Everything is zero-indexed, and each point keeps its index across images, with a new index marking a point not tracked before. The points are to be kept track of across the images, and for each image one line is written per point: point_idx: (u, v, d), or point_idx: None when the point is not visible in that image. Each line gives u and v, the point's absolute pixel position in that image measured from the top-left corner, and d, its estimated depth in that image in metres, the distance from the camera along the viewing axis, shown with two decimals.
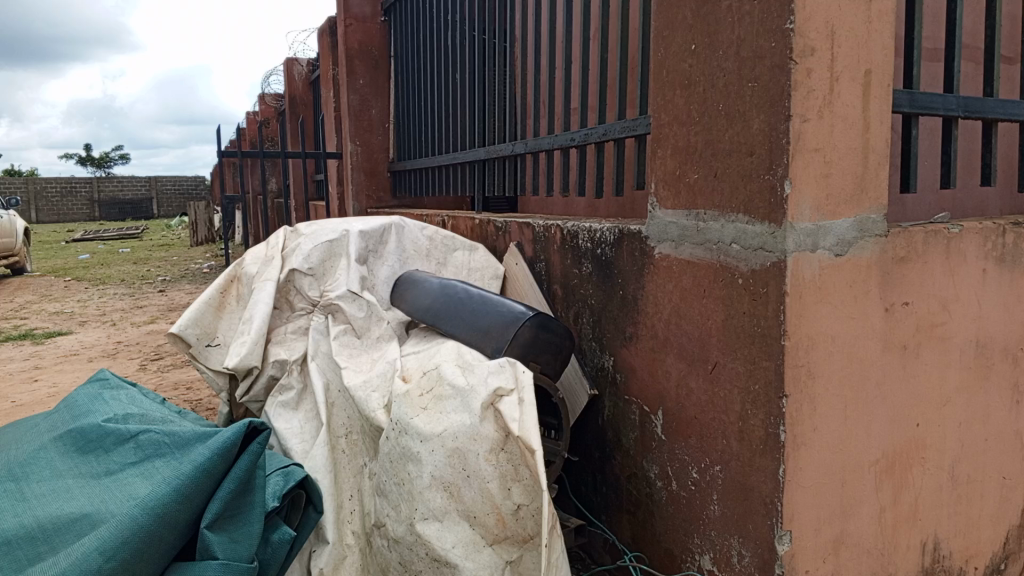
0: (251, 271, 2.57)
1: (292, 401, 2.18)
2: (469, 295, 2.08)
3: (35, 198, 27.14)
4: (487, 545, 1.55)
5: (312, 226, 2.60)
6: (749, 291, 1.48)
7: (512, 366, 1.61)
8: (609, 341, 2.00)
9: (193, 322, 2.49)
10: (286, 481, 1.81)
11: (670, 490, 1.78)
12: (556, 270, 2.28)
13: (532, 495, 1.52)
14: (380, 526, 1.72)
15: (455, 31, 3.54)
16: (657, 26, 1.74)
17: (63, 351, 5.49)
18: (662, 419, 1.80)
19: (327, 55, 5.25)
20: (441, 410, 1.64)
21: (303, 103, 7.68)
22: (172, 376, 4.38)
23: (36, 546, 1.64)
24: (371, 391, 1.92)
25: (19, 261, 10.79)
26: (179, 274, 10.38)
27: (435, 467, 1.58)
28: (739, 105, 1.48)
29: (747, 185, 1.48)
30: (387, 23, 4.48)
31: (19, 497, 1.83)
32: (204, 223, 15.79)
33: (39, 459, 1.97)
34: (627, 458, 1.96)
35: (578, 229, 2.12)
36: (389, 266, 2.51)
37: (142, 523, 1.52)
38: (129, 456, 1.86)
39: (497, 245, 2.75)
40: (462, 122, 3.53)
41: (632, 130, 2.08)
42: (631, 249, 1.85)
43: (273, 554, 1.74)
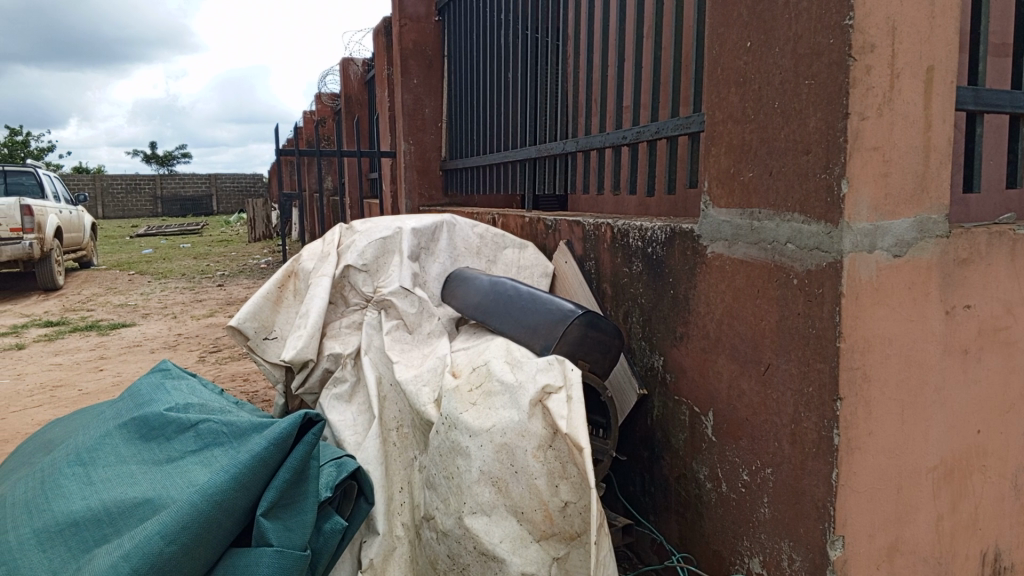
0: (307, 267, 2.64)
1: (345, 394, 2.23)
2: (518, 292, 2.09)
3: (102, 195, 28.16)
4: (535, 540, 1.56)
5: (366, 223, 2.66)
6: (803, 291, 1.46)
7: (560, 364, 1.63)
8: (659, 340, 1.99)
9: (252, 315, 2.56)
10: (339, 472, 1.85)
11: (720, 492, 1.77)
12: (606, 269, 2.28)
13: (580, 492, 1.52)
14: (429, 519, 1.75)
15: (508, 29, 3.56)
16: (711, 23, 1.73)
17: (127, 342, 5.68)
18: (712, 421, 1.78)
19: (382, 55, 5.33)
20: (490, 405, 1.66)
21: (358, 102, 7.82)
22: (230, 369, 4.51)
23: (102, 528, 1.72)
24: (422, 385, 1.95)
25: (87, 254, 11.22)
26: (237, 269, 10.65)
27: (484, 462, 1.60)
28: (795, 103, 1.46)
29: (804, 184, 1.46)
30: (441, 23, 4.53)
31: (87, 481, 1.91)
32: (262, 220, 16.17)
33: (105, 444, 2.05)
34: (677, 458, 1.95)
35: (628, 228, 2.12)
36: (441, 262, 2.54)
37: (201, 508, 1.57)
38: (189, 444, 1.93)
39: (546, 243, 2.76)
40: (514, 120, 3.55)
41: (686, 127, 2.07)
42: (682, 248, 1.84)
43: (325, 543, 1.79)
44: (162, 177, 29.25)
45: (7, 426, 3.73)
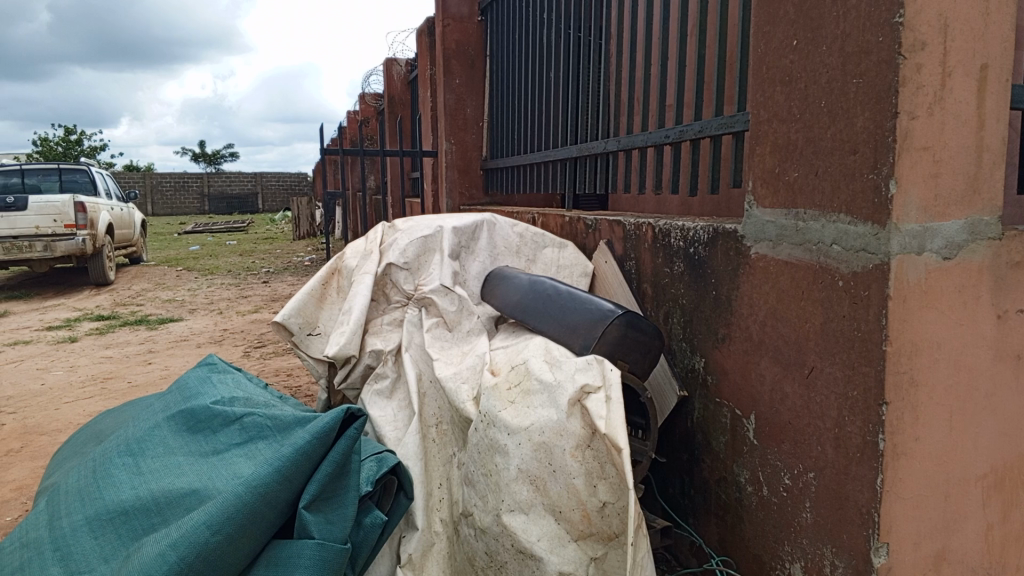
0: (351, 264, 2.68)
1: (386, 390, 2.26)
2: (557, 292, 2.09)
3: (151, 193, 28.85)
4: (572, 540, 1.56)
5: (408, 221, 2.69)
6: (849, 294, 1.44)
7: (599, 364, 1.63)
8: (700, 342, 1.98)
9: (296, 311, 2.60)
10: (379, 467, 1.88)
11: (761, 495, 1.75)
12: (646, 269, 2.27)
13: (619, 493, 1.52)
14: (467, 516, 1.76)
15: (550, 28, 3.56)
16: (756, 21, 1.71)
17: (175, 336, 5.82)
18: (754, 424, 1.76)
19: (425, 55, 5.38)
20: (529, 404, 1.67)
21: (401, 102, 7.90)
22: (274, 364, 4.59)
23: (151, 517, 1.76)
24: (461, 382, 1.96)
25: (136, 251, 11.51)
26: (282, 266, 10.82)
27: (522, 460, 1.60)
28: (843, 102, 1.44)
29: (851, 184, 1.43)
30: (483, 23, 4.55)
31: (136, 471, 1.96)
32: (305, 217, 16.39)
33: (154, 436, 2.10)
34: (717, 461, 1.93)
35: (670, 227, 2.11)
36: (480, 261, 2.56)
37: (245, 500, 1.61)
38: (234, 437, 1.97)
39: (586, 243, 2.76)
40: (555, 119, 3.55)
41: (730, 126, 2.05)
42: (725, 248, 1.83)
43: (365, 536, 1.81)
44: (209, 175, 29.85)
45: (61, 416, 3.85)
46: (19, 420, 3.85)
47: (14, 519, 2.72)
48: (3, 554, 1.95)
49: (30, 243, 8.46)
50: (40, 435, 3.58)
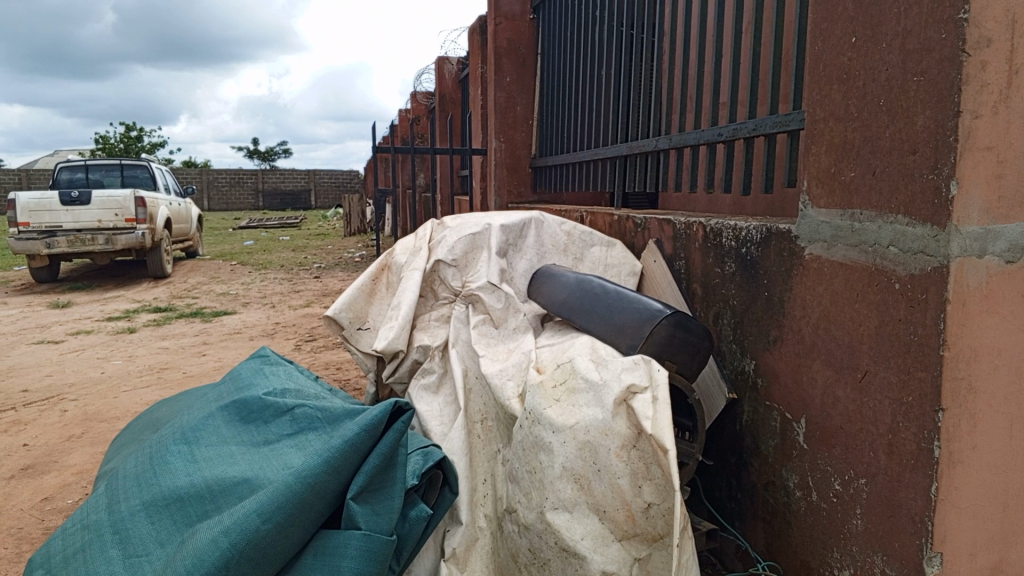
0: (400, 261, 2.72)
1: (433, 385, 2.28)
2: (605, 291, 2.08)
3: (208, 189, 29.58)
4: (616, 540, 1.56)
5: (457, 218, 2.71)
6: (906, 297, 1.40)
7: (647, 364, 1.61)
8: (751, 343, 1.95)
9: (347, 306, 2.65)
10: (425, 461, 1.89)
11: (810, 501, 1.72)
12: (696, 269, 2.25)
13: (664, 494, 1.51)
14: (511, 512, 1.76)
15: (602, 25, 3.55)
16: (814, 18, 1.68)
17: (228, 329, 5.95)
18: (805, 428, 1.73)
19: (476, 54, 5.40)
20: (574, 402, 1.67)
21: (452, 100, 7.97)
22: (324, 357, 4.67)
23: (205, 505, 1.81)
24: (507, 379, 1.97)
25: (192, 244, 11.83)
26: (333, 262, 11.00)
27: (567, 459, 1.60)
28: (902, 101, 1.41)
29: (909, 184, 1.40)
30: (535, 21, 4.55)
31: (191, 459, 2.02)
32: (357, 214, 16.61)
33: (208, 424, 2.16)
34: (766, 465, 1.90)
35: (722, 227, 2.08)
36: (528, 259, 2.57)
37: (295, 489, 1.64)
38: (285, 428, 2.02)
39: (635, 242, 2.74)
40: (605, 117, 3.54)
41: (785, 125, 2.01)
42: (778, 248, 1.80)
43: (410, 529, 1.83)
44: (263, 172, 30.46)
45: (119, 404, 3.97)
46: (80, 406, 3.98)
47: (74, 502, 2.82)
48: (65, 535, 2.02)
49: (93, 236, 8.74)
50: (100, 422, 3.70)
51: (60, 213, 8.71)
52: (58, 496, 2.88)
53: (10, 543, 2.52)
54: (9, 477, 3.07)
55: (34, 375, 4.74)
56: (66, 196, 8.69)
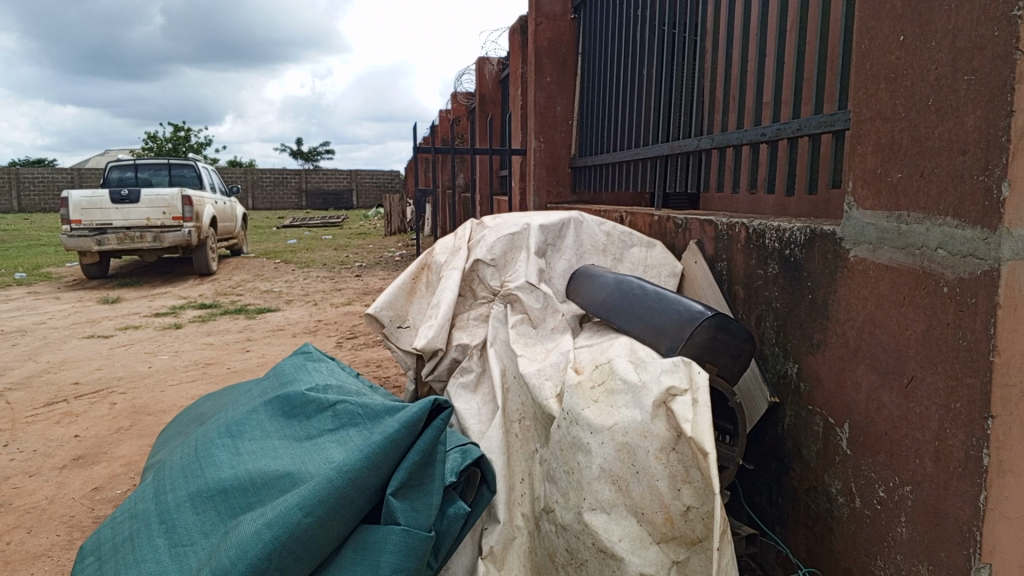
0: (440, 260, 2.74)
1: (471, 383, 2.30)
2: (644, 292, 2.07)
3: (252, 188, 30.11)
4: (654, 542, 1.55)
5: (496, 219, 2.73)
6: (954, 301, 1.37)
7: (687, 366, 1.59)
8: (794, 347, 1.92)
9: (388, 304, 2.68)
10: (464, 458, 1.91)
11: (853, 507, 1.69)
12: (738, 270, 2.22)
13: (704, 497, 1.50)
14: (549, 511, 1.76)
15: (644, 25, 3.53)
16: (860, 17, 1.66)
17: (271, 326, 6.06)
18: (848, 433, 1.71)
19: (517, 54, 5.41)
20: (613, 404, 1.66)
21: (492, 101, 8.00)
22: (365, 354, 4.72)
23: (247, 497, 1.85)
24: (545, 379, 1.97)
25: (237, 243, 12.06)
26: (373, 260, 11.11)
27: (605, 460, 1.60)
28: (952, 100, 1.38)
29: (958, 186, 1.37)
30: (577, 21, 4.54)
31: (235, 453, 2.06)
32: (397, 213, 16.75)
33: (252, 419, 2.20)
34: (808, 470, 1.87)
35: (765, 228, 2.06)
36: (567, 259, 2.57)
37: (336, 484, 1.66)
38: (327, 424, 2.05)
39: (676, 243, 2.72)
40: (646, 117, 3.52)
41: (830, 125, 1.98)
42: (823, 250, 1.77)
43: (449, 526, 1.84)
44: (306, 172, 30.91)
45: (166, 398, 4.07)
46: (128, 400, 4.09)
47: (123, 493, 2.89)
48: (113, 524, 2.08)
49: (142, 234, 8.96)
50: (147, 415, 3.80)
51: (111, 211, 8.94)
52: (107, 486, 2.96)
53: (62, 531, 2.60)
54: (61, 467, 3.16)
55: (85, 368, 4.88)
56: (116, 195, 8.92)
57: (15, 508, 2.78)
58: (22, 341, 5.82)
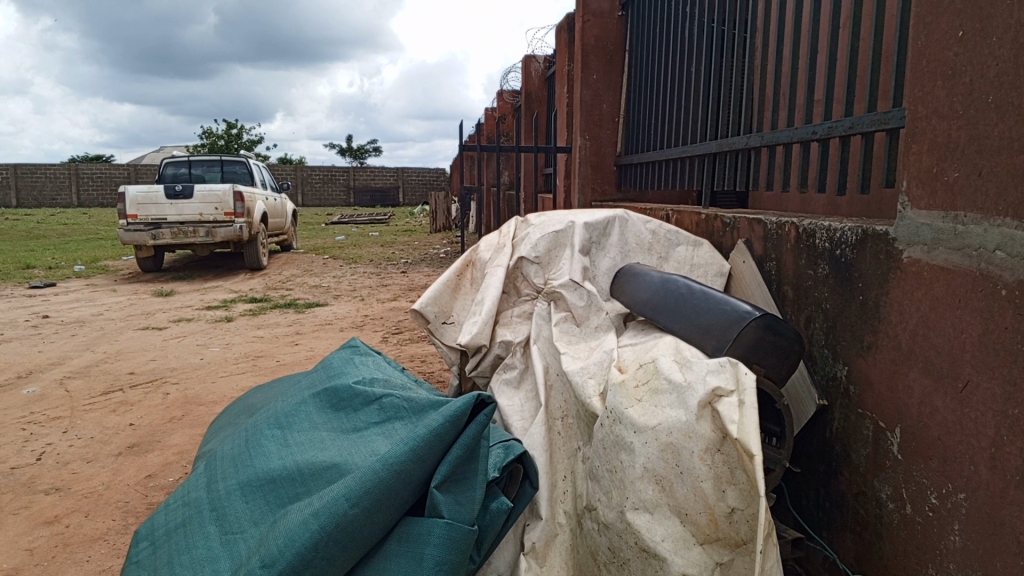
0: (484, 257, 2.76)
1: (514, 379, 2.31)
2: (690, 291, 2.05)
3: (300, 185, 30.61)
4: (698, 543, 1.54)
5: (541, 217, 2.74)
6: (1012, 304, 1.33)
7: (733, 366, 1.57)
8: (844, 349, 1.89)
9: (433, 300, 2.71)
10: (506, 454, 1.93)
11: (904, 514, 1.66)
12: (788, 271, 2.19)
13: (749, 499, 1.49)
14: (591, 510, 1.76)
15: (693, 20, 3.50)
16: (917, 12, 1.62)
17: (319, 320, 6.16)
18: (899, 438, 1.67)
19: (563, 51, 5.40)
20: (657, 403, 1.64)
21: (538, 98, 8.01)
22: (410, 349, 4.77)
23: (296, 487, 1.89)
24: (588, 377, 1.97)
25: (287, 238, 12.28)
26: (419, 257, 11.21)
27: (648, 460, 1.60)
28: (1012, 97, 1.34)
29: (1019, 185, 1.33)
30: (624, 18, 4.52)
31: (284, 443, 2.11)
32: (443, 210, 16.86)
33: (300, 411, 2.25)
34: (856, 474, 1.84)
35: (816, 227, 2.02)
36: (611, 257, 2.55)
37: (382, 476, 1.69)
38: (373, 416, 2.07)
39: (723, 242, 2.69)
40: (694, 114, 3.48)
41: (884, 123, 1.94)
42: (875, 250, 1.74)
43: (492, 521, 1.85)
44: (353, 169, 31.32)
45: (217, 389, 4.17)
46: (181, 390, 4.20)
47: (175, 480, 2.98)
48: (167, 510, 2.14)
49: (195, 229, 9.18)
50: (199, 405, 3.90)
51: (165, 206, 9.18)
52: (160, 473, 3.04)
53: (117, 516, 2.69)
54: (117, 454, 3.26)
55: (140, 359, 5.02)
56: (170, 190, 9.14)
57: (73, 493, 2.88)
58: (80, 332, 6.02)
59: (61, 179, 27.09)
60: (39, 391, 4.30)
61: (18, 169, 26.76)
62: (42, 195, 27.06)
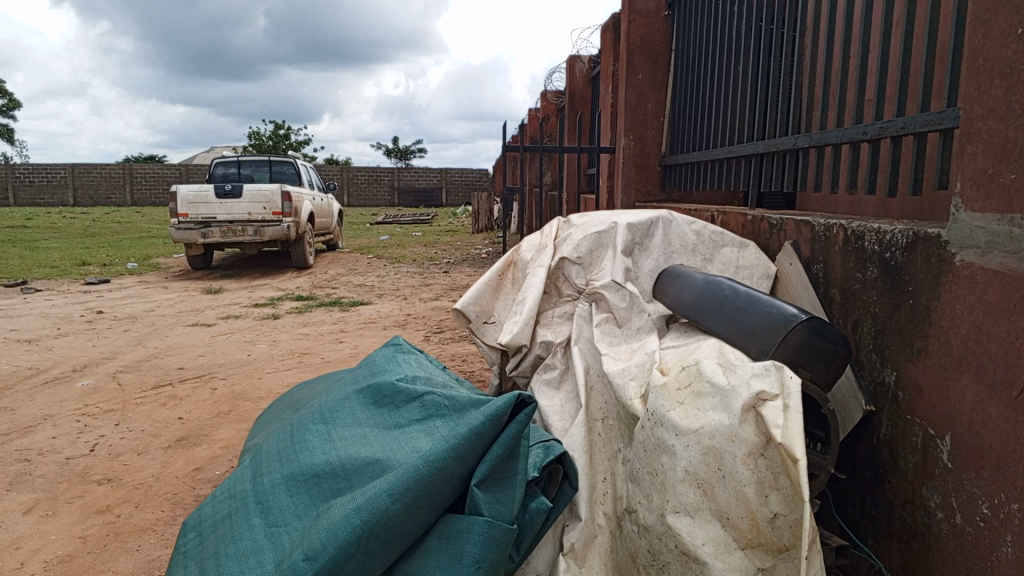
0: (526, 258, 2.77)
1: (555, 380, 2.31)
2: (735, 293, 2.02)
3: (346, 185, 31.04)
4: (739, 548, 1.53)
5: (583, 217, 2.74)
6: None
7: (778, 370, 1.54)
8: (893, 354, 1.85)
9: (474, 300, 2.73)
10: (546, 454, 1.93)
11: (953, 523, 1.62)
12: (836, 274, 2.15)
13: (792, 505, 1.47)
14: (631, 512, 1.75)
15: (741, 20, 3.46)
16: (974, 9, 1.58)
17: (363, 318, 6.24)
18: (949, 446, 1.63)
19: (608, 51, 5.38)
20: (699, 406, 1.62)
21: (582, 99, 8.00)
22: (452, 349, 4.80)
23: (339, 482, 1.91)
24: (629, 378, 1.96)
25: (332, 238, 12.46)
26: (461, 257, 11.28)
27: (690, 463, 1.58)
28: None
29: None
30: (670, 17, 4.49)
31: (328, 438, 2.14)
32: (485, 210, 16.93)
33: (344, 407, 2.28)
34: (904, 482, 1.80)
35: (865, 230, 1.99)
36: (654, 258, 2.54)
37: (423, 473, 1.70)
38: (415, 414, 2.10)
39: (770, 243, 2.66)
40: (740, 115, 3.44)
41: (937, 123, 1.89)
42: (926, 253, 1.70)
43: (531, 520, 1.85)
44: (398, 169, 31.63)
45: (263, 385, 4.25)
46: (228, 386, 4.29)
47: (221, 474, 3.05)
48: (214, 502, 2.19)
49: (243, 228, 9.37)
50: (246, 401, 3.98)
51: (214, 205, 9.37)
52: (208, 467, 3.12)
53: (166, 507, 2.76)
54: (166, 447, 3.35)
55: (190, 354, 5.14)
56: (220, 189, 9.33)
57: (124, 484, 2.97)
58: (133, 327, 6.19)
59: (116, 178, 27.88)
60: (93, 384, 4.43)
61: (75, 168, 27.61)
62: (97, 194, 27.87)
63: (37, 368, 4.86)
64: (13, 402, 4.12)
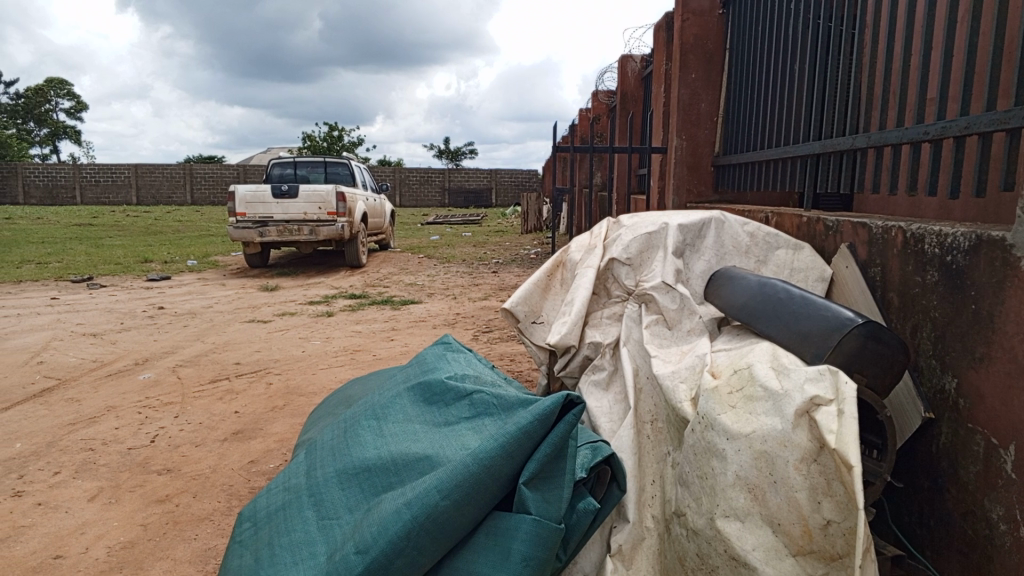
0: (575, 258, 2.77)
1: (603, 380, 2.31)
2: (789, 296, 1.98)
3: (398, 185, 31.41)
4: (790, 554, 1.51)
5: (634, 218, 2.73)
6: None
7: (833, 374, 1.52)
8: (953, 360, 1.79)
9: (523, 300, 2.74)
10: (594, 455, 1.93)
11: (1017, 536, 1.58)
12: (894, 277, 2.10)
13: (846, 513, 1.46)
14: (680, 515, 1.74)
15: (798, 17, 3.40)
16: None
17: (414, 317, 6.31)
18: (1013, 456, 1.58)
19: (661, 51, 5.34)
20: (751, 410, 1.60)
21: (633, 98, 7.95)
22: (501, 348, 4.83)
23: (389, 477, 1.95)
24: (679, 381, 1.95)
25: (384, 237, 12.63)
26: (511, 257, 11.31)
27: (741, 467, 1.56)
28: None
29: None
30: (725, 16, 4.44)
31: (379, 434, 2.17)
32: (535, 211, 16.94)
33: (395, 404, 2.31)
34: (964, 492, 1.75)
35: (925, 232, 1.94)
36: (706, 259, 2.51)
37: (472, 470, 1.72)
38: (464, 412, 2.12)
39: (825, 245, 2.61)
40: (796, 115, 3.39)
41: (1003, 123, 1.84)
42: (990, 257, 1.65)
43: (578, 521, 1.85)
44: (449, 170, 31.87)
45: (316, 381, 4.34)
46: (283, 380, 4.40)
47: (275, 467, 3.12)
48: (269, 494, 2.25)
49: (299, 227, 9.56)
50: (300, 396, 4.07)
51: (271, 205, 9.56)
52: (262, 459, 3.19)
53: (223, 498, 2.84)
54: (223, 440, 3.44)
55: (246, 350, 5.28)
56: (277, 189, 9.54)
57: (183, 474, 3.06)
58: (192, 322, 6.37)
59: (177, 178, 28.71)
60: (154, 377, 4.58)
61: (138, 168, 28.50)
62: (159, 194, 28.73)
63: (101, 360, 5.05)
64: (79, 393, 4.28)
